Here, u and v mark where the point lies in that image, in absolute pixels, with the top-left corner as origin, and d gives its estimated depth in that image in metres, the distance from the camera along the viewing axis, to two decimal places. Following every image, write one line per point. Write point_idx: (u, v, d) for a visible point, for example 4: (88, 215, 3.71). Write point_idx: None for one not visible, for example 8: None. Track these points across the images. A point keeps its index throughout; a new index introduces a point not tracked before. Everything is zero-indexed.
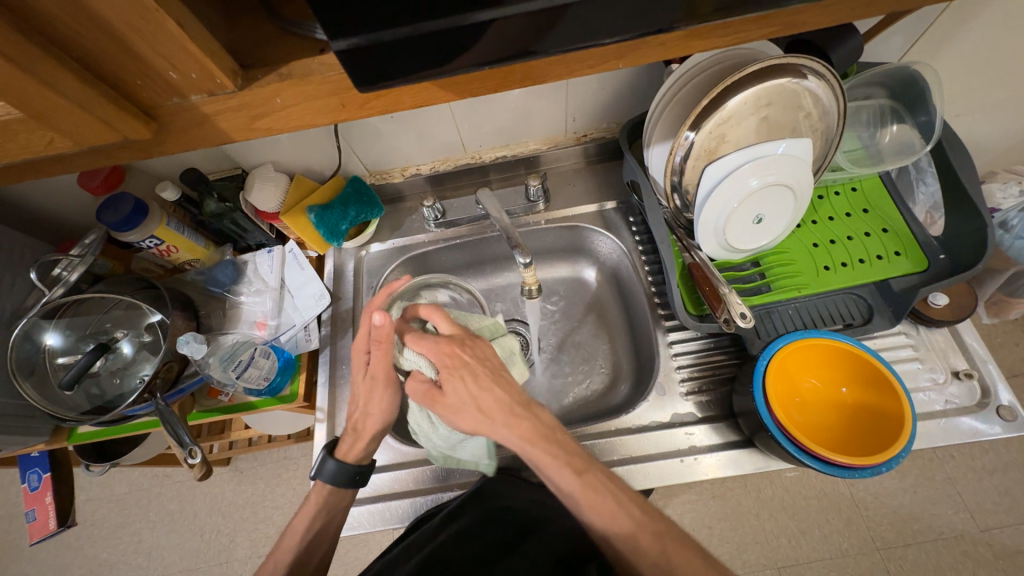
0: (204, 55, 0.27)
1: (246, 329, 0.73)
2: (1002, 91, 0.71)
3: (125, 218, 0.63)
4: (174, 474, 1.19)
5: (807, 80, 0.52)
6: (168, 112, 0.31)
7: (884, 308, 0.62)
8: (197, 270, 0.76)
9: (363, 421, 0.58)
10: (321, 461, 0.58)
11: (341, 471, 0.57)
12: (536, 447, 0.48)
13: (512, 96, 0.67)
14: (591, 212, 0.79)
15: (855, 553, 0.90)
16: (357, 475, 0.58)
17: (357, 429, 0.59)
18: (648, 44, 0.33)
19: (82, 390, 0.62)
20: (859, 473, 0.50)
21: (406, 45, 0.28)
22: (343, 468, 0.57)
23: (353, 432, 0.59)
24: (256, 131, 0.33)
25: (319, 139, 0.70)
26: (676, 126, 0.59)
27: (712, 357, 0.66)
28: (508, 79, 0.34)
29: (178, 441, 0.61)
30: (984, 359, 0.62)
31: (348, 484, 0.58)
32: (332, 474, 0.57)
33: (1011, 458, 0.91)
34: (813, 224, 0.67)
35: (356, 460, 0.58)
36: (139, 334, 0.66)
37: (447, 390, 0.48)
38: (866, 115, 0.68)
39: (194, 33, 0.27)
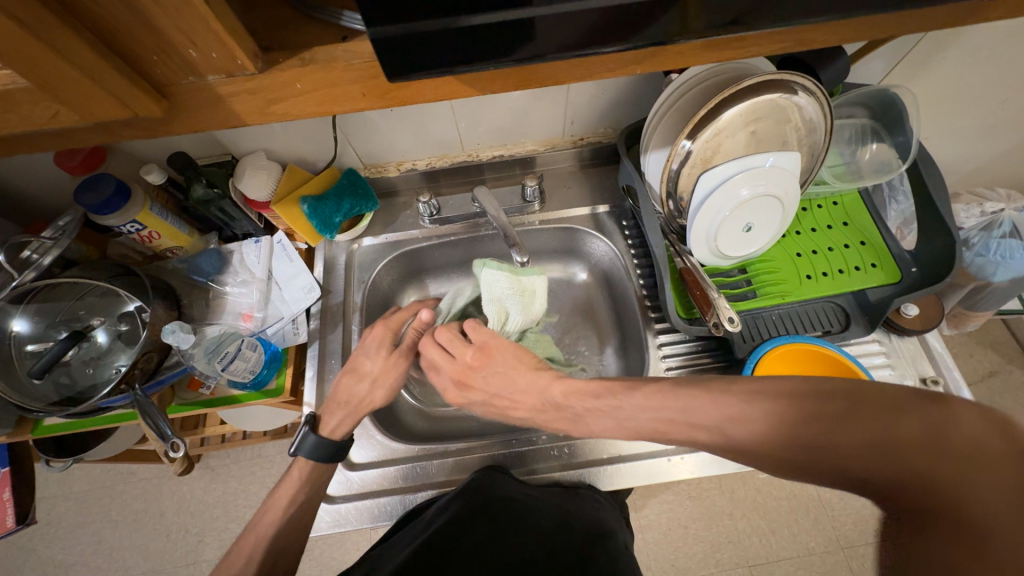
0: (227, 34, 0.27)
1: (230, 320, 0.71)
2: (970, 117, 0.76)
3: (106, 200, 0.60)
4: (139, 471, 1.14)
5: (799, 97, 0.55)
6: (181, 91, 0.30)
7: (859, 316, 0.66)
8: (179, 258, 0.73)
9: (367, 397, 0.59)
10: (303, 434, 0.57)
11: (322, 446, 0.57)
12: (594, 401, 0.45)
13: (513, 97, 0.68)
14: (585, 215, 0.80)
15: (821, 551, 0.95)
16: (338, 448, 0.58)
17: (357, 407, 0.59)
18: (665, 52, 0.34)
19: (51, 379, 0.59)
20: None
21: (435, 37, 0.28)
22: (323, 442, 0.57)
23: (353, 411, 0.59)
24: (270, 116, 0.33)
25: (315, 129, 0.69)
26: (674, 133, 0.61)
27: (700, 360, 0.68)
28: (527, 78, 0.34)
29: (159, 434, 0.59)
30: (949, 367, 0.67)
31: (329, 457, 0.57)
32: (314, 446, 0.57)
33: None
34: (797, 234, 0.70)
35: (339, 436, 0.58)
36: (115, 322, 0.63)
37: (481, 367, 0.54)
38: (848, 133, 0.71)
39: (219, 12, 0.26)
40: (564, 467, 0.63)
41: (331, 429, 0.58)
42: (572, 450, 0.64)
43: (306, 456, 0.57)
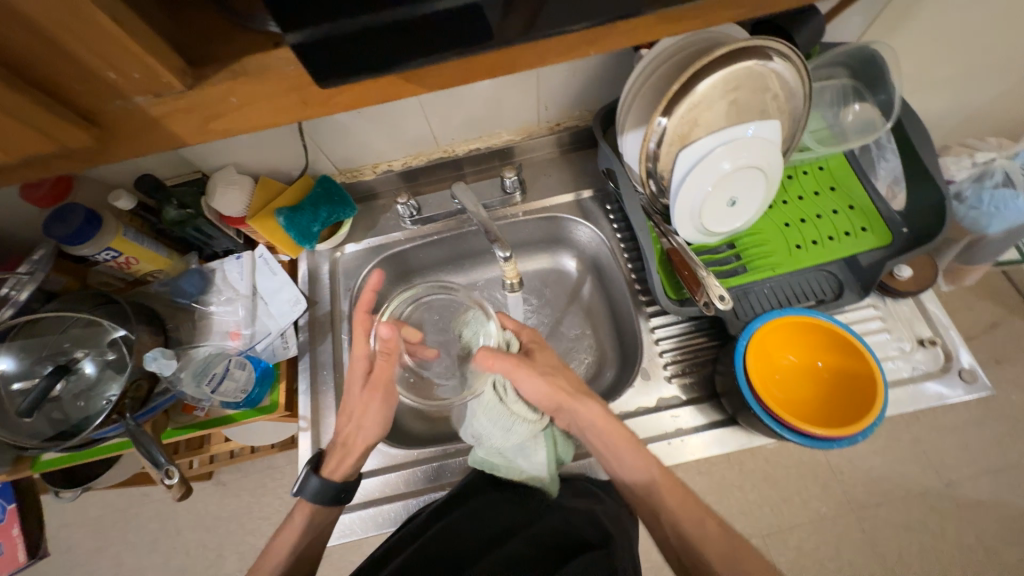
0: (144, 52, 0.26)
1: (218, 340, 0.70)
2: (955, 66, 0.74)
3: (77, 230, 0.59)
4: (151, 493, 1.13)
5: (773, 62, 0.53)
6: (112, 116, 0.30)
7: (853, 283, 0.64)
8: (161, 281, 0.72)
9: (353, 435, 0.60)
10: (305, 478, 0.57)
11: (324, 489, 0.56)
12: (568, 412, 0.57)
13: (482, 87, 0.66)
14: (568, 201, 0.78)
15: (832, 515, 0.92)
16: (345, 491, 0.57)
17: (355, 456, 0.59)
18: (618, 29, 0.33)
19: (43, 415, 0.58)
20: (837, 443, 0.52)
21: (364, 37, 0.28)
22: (327, 485, 0.56)
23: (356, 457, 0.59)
24: (211, 133, 0.32)
25: (282, 138, 0.67)
26: (649, 111, 0.59)
27: (694, 341, 0.67)
28: (476, 70, 0.33)
29: (153, 462, 0.59)
30: (945, 326, 0.66)
31: (334, 500, 0.57)
32: (318, 491, 0.56)
33: (970, 414, 0.94)
34: (783, 204, 0.69)
35: (342, 477, 0.58)
36: (102, 352, 0.62)
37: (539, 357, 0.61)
38: (830, 95, 0.69)
39: (133, 31, 0.26)
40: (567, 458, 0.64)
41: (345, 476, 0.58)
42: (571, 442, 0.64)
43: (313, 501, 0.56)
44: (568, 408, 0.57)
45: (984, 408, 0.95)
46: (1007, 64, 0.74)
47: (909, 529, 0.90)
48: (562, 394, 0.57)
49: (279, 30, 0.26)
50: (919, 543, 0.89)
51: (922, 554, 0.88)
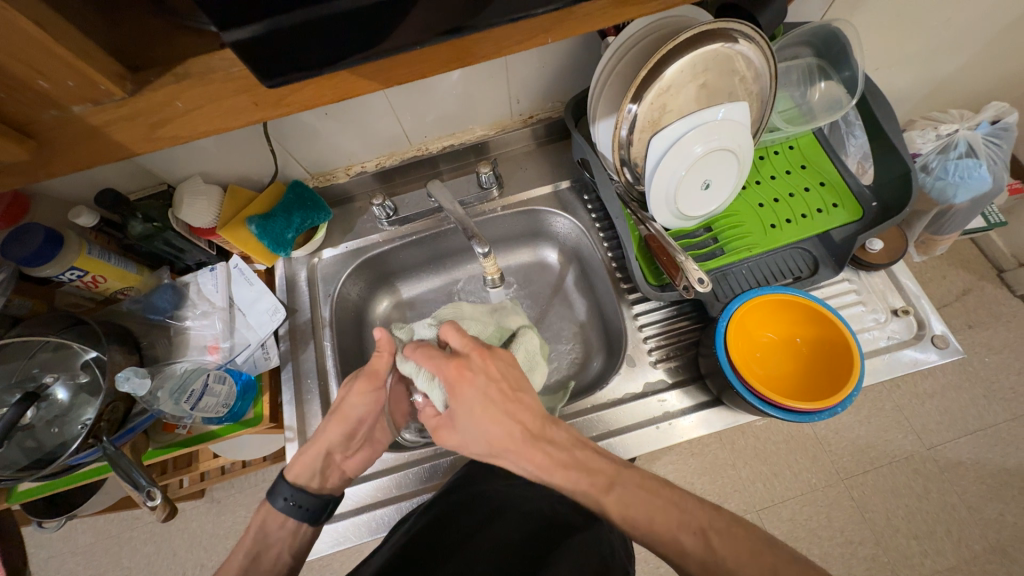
0: (75, 59, 0.26)
1: (197, 355, 0.69)
2: (914, 41, 0.75)
3: (36, 250, 0.57)
4: (143, 515, 1.08)
5: (739, 44, 0.53)
6: (48, 127, 0.30)
7: (827, 258, 0.66)
8: (132, 299, 0.69)
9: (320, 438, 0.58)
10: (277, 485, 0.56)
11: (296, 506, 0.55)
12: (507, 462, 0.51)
13: (452, 82, 0.65)
14: (546, 193, 0.78)
15: (822, 485, 0.94)
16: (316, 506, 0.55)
17: (327, 468, 0.58)
18: (576, 13, 0.33)
19: (15, 445, 0.55)
20: (817, 416, 0.53)
21: (308, 31, 0.27)
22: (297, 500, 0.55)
23: (326, 465, 0.58)
24: (158, 141, 0.32)
25: (249, 143, 0.65)
26: (618, 99, 0.59)
27: (677, 324, 0.68)
28: (433, 62, 0.33)
29: (133, 485, 0.57)
30: (917, 295, 0.68)
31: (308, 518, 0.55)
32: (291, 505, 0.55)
33: (947, 379, 0.97)
34: (757, 184, 0.69)
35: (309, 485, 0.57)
36: (74, 375, 0.60)
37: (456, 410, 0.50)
38: (796, 75, 0.70)
39: (59, 34, 0.26)
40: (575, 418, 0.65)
41: (316, 483, 0.57)
42: None
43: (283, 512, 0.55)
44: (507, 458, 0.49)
45: (959, 372, 0.98)
46: (964, 37, 0.76)
47: (896, 493, 0.92)
48: (500, 452, 0.49)
49: (215, 28, 0.25)
50: (906, 507, 0.91)
51: (909, 517, 0.91)
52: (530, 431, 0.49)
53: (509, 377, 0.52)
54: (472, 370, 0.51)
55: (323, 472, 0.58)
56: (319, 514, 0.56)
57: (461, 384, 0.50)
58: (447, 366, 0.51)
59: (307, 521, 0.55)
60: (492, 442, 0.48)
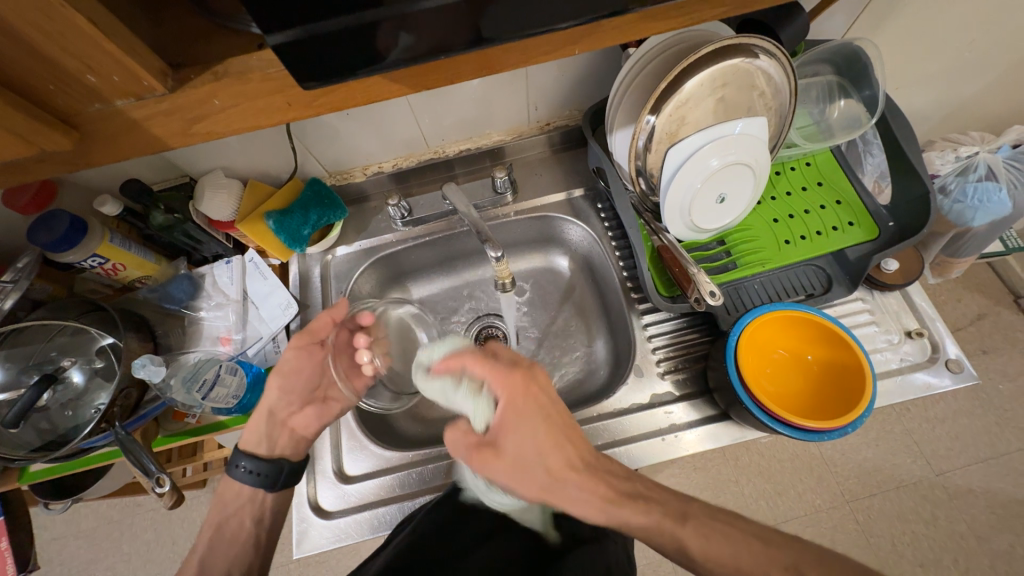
0: (122, 54, 0.27)
1: (209, 346, 0.70)
2: (936, 63, 0.75)
3: (62, 237, 0.58)
4: (145, 502, 1.09)
5: (759, 60, 0.53)
6: (90, 118, 0.31)
7: (840, 277, 0.65)
8: (149, 288, 0.70)
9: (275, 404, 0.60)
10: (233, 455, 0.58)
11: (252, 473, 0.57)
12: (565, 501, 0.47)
13: (472, 87, 0.66)
14: (560, 200, 0.79)
15: (827, 507, 0.92)
16: (268, 471, 0.57)
17: (275, 432, 0.60)
18: (604, 27, 0.34)
19: (30, 425, 0.56)
20: (828, 436, 0.53)
21: (343, 37, 0.28)
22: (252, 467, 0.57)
23: (273, 428, 0.60)
24: (193, 136, 0.33)
25: (271, 140, 0.66)
26: (637, 110, 0.59)
27: (687, 336, 0.68)
28: (459, 69, 0.34)
29: (143, 470, 0.58)
30: (931, 318, 0.67)
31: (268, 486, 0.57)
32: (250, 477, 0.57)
33: (959, 405, 0.95)
34: (772, 200, 0.69)
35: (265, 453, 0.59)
36: (90, 360, 0.60)
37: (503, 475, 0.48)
38: (816, 92, 0.70)
39: (109, 31, 0.27)
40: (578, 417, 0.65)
41: (267, 449, 0.59)
42: None
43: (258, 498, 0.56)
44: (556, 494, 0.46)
45: (972, 398, 0.96)
46: (988, 60, 0.75)
47: (903, 519, 0.90)
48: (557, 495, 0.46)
49: (260, 31, 0.26)
50: (912, 533, 0.90)
51: (915, 544, 0.89)
52: (578, 465, 0.47)
53: (562, 413, 0.49)
54: (511, 421, 0.48)
55: (271, 435, 0.59)
56: (276, 479, 0.57)
57: (504, 438, 0.48)
58: (469, 454, 0.48)
59: (266, 486, 0.57)
60: (549, 473, 0.46)
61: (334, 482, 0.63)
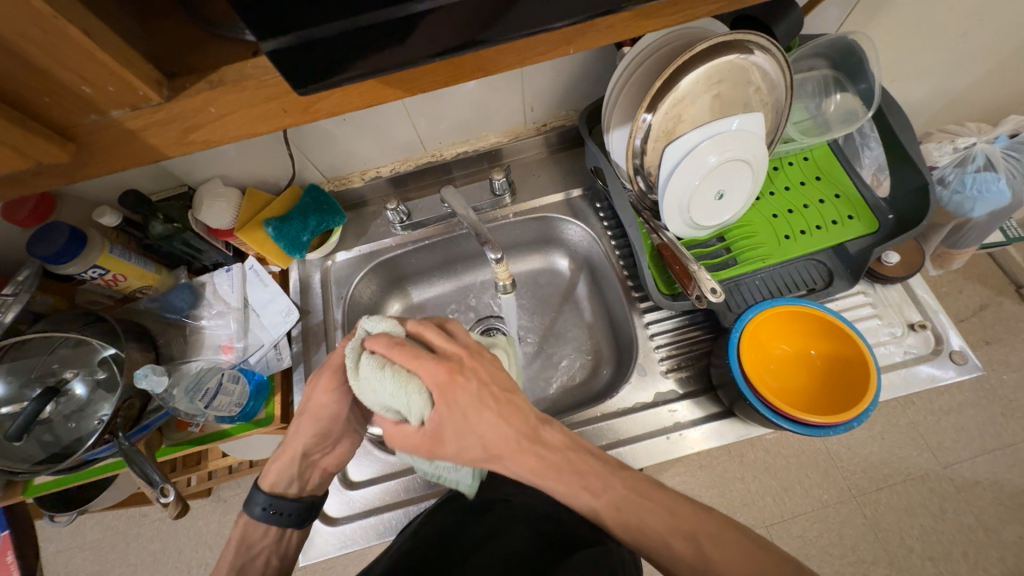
0: (117, 65, 0.27)
1: (211, 354, 0.70)
2: (931, 54, 0.75)
3: (61, 248, 0.58)
4: (151, 512, 1.09)
5: (754, 55, 0.53)
6: (87, 130, 0.31)
7: (842, 270, 0.65)
8: (150, 298, 0.70)
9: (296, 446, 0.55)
10: (253, 493, 0.55)
11: (275, 509, 0.54)
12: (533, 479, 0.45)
13: (468, 90, 0.66)
14: (558, 201, 0.79)
15: (834, 502, 0.92)
16: (297, 510, 0.55)
17: (307, 472, 0.57)
18: (598, 26, 0.34)
19: (33, 438, 0.56)
20: (833, 431, 0.53)
21: (339, 42, 0.28)
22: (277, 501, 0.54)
23: (303, 469, 0.57)
24: (191, 145, 0.33)
25: (268, 147, 0.66)
26: (633, 109, 0.59)
27: (689, 334, 0.68)
28: (455, 72, 0.34)
29: (147, 481, 0.58)
30: (934, 310, 0.67)
31: (294, 521, 0.55)
32: (271, 514, 0.54)
33: (964, 396, 0.95)
34: (771, 195, 0.69)
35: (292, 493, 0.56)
36: (92, 371, 0.60)
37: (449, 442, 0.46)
38: (811, 86, 0.70)
39: (104, 42, 0.27)
40: (587, 421, 0.65)
41: (296, 488, 0.56)
42: None
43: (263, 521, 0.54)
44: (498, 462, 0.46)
45: (977, 389, 0.96)
46: (983, 50, 0.75)
47: (910, 512, 0.90)
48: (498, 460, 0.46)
49: (254, 38, 0.26)
50: (920, 526, 0.89)
51: (924, 537, 0.88)
52: (525, 432, 0.45)
53: (497, 378, 0.47)
54: (446, 407, 0.45)
55: (301, 475, 0.57)
56: (305, 514, 0.56)
57: (443, 424, 0.45)
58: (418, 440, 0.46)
59: (292, 525, 0.55)
60: (488, 450, 0.45)
61: (339, 489, 0.63)
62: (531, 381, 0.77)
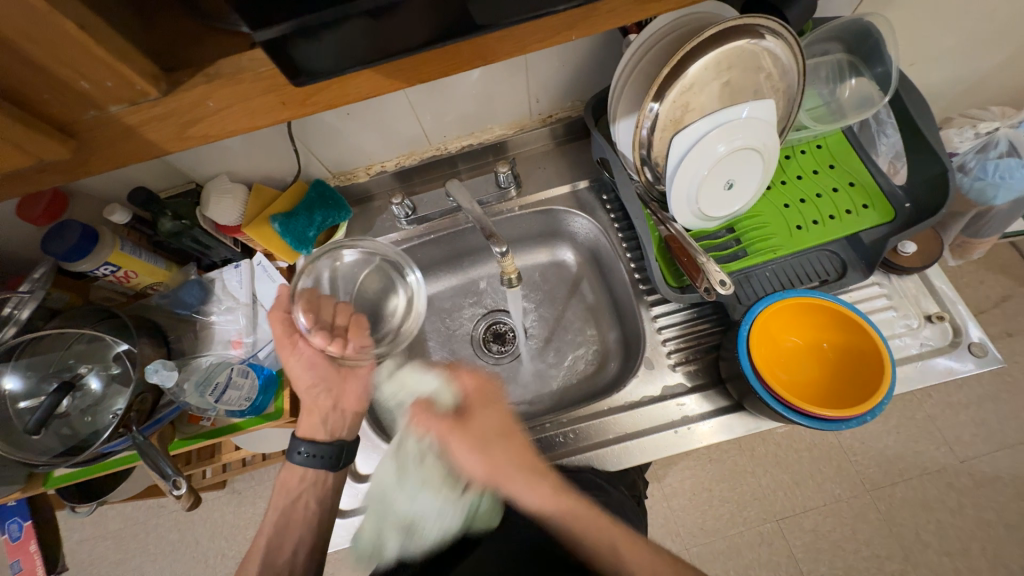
0: (112, 59, 0.27)
1: (221, 349, 0.71)
2: (954, 36, 0.72)
3: (74, 246, 0.59)
4: (168, 504, 1.11)
5: (765, 40, 0.52)
6: (87, 126, 0.31)
7: (856, 261, 0.63)
8: (161, 294, 0.72)
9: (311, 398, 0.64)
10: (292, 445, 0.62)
11: (316, 455, 0.61)
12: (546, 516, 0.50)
13: (472, 81, 0.65)
14: (564, 193, 0.78)
15: (847, 496, 0.90)
16: (331, 453, 0.61)
17: (329, 416, 0.64)
18: (597, 11, 0.33)
19: (51, 431, 0.57)
20: (846, 425, 0.51)
21: (335, 29, 0.27)
22: (315, 453, 0.61)
23: (326, 414, 0.64)
24: (191, 140, 0.33)
25: (273, 142, 0.67)
26: (640, 97, 0.58)
27: (697, 327, 0.67)
28: (454, 61, 0.33)
29: (160, 474, 0.59)
30: (953, 301, 0.65)
31: (331, 464, 0.61)
32: (314, 459, 0.61)
33: (983, 389, 0.93)
34: (783, 184, 0.67)
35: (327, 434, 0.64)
36: (106, 366, 0.61)
37: (471, 419, 0.54)
38: (824, 72, 0.67)
39: (100, 37, 0.27)
40: (598, 412, 0.64)
41: (325, 432, 0.63)
42: (578, 434, 0.64)
43: (301, 465, 0.61)
44: (504, 483, 0.51)
45: (998, 382, 0.93)
46: (1008, 31, 0.72)
47: (926, 507, 0.88)
48: (506, 476, 0.50)
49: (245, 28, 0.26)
50: (937, 522, 0.87)
51: (940, 532, 0.87)
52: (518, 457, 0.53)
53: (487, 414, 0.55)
54: (476, 402, 0.55)
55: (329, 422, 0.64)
56: (337, 460, 0.61)
57: (468, 411, 0.55)
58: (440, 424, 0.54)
59: (325, 467, 0.61)
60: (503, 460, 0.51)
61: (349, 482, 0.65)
62: (537, 373, 0.77)
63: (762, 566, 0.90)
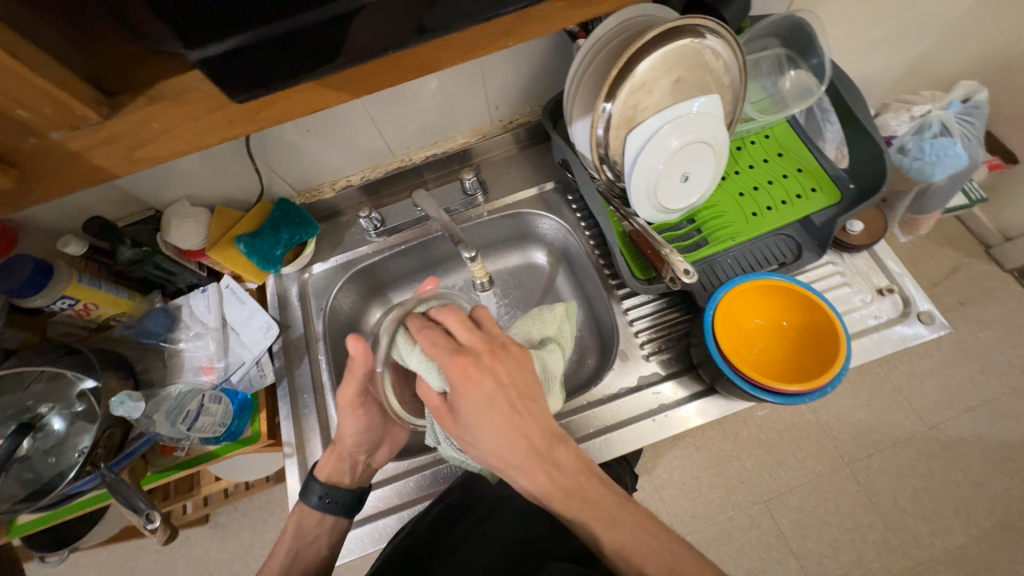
0: (49, 85, 0.27)
1: (191, 376, 0.69)
2: (881, 28, 0.77)
3: (27, 281, 0.57)
4: (148, 544, 1.06)
5: (707, 39, 0.55)
6: (27, 154, 0.31)
7: (809, 242, 0.67)
8: (124, 324, 0.69)
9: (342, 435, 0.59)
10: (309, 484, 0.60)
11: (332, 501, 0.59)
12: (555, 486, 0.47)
13: (431, 91, 0.66)
14: (531, 196, 0.79)
15: (828, 471, 0.94)
16: (348, 501, 0.59)
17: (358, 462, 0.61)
18: (531, 18, 0.35)
19: (12, 476, 0.55)
20: (809, 397, 0.54)
21: (280, 44, 0.28)
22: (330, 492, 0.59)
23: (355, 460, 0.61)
24: (139, 162, 0.34)
25: (233, 162, 0.66)
26: (593, 98, 0.60)
27: (667, 316, 0.69)
28: (403, 70, 0.35)
29: (134, 509, 0.57)
30: (900, 274, 0.69)
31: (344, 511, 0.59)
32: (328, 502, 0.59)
33: (942, 357, 0.98)
34: (736, 174, 0.71)
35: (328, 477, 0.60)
36: (69, 405, 0.58)
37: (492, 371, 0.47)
38: (766, 66, 0.71)
39: (33, 63, 0.27)
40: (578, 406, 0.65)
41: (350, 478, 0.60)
42: None
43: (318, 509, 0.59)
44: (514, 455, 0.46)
45: (955, 349, 0.99)
46: (928, 21, 0.78)
47: (901, 474, 0.92)
48: (523, 435, 0.46)
49: (184, 48, 0.26)
50: (912, 487, 0.91)
51: (916, 497, 0.91)
52: (538, 448, 0.46)
53: (517, 383, 0.46)
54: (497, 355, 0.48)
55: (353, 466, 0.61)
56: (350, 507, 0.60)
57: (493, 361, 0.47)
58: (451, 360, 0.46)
59: (342, 513, 0.59)
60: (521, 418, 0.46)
61: None
62: None
63: (753, 547, 0.93)
